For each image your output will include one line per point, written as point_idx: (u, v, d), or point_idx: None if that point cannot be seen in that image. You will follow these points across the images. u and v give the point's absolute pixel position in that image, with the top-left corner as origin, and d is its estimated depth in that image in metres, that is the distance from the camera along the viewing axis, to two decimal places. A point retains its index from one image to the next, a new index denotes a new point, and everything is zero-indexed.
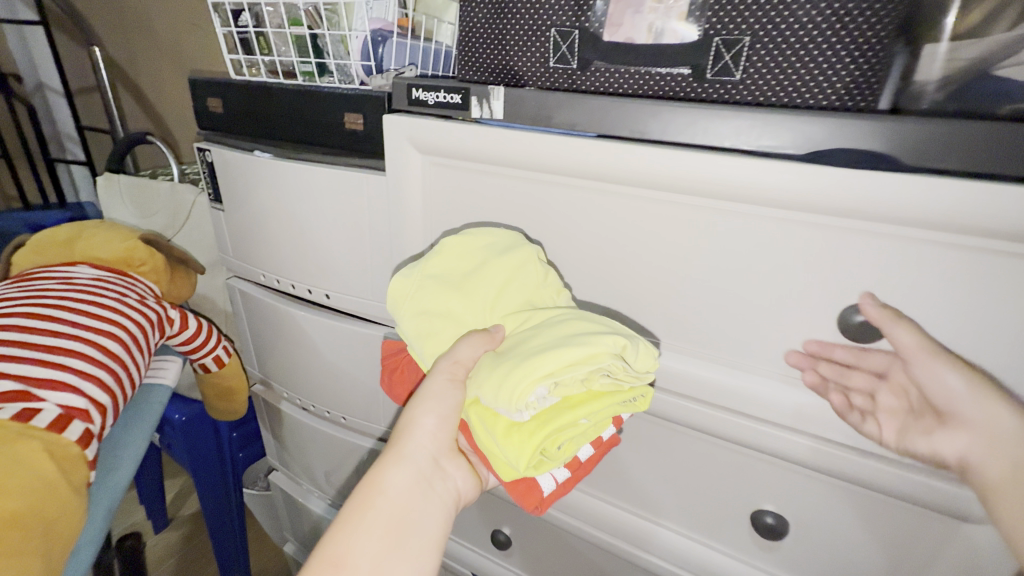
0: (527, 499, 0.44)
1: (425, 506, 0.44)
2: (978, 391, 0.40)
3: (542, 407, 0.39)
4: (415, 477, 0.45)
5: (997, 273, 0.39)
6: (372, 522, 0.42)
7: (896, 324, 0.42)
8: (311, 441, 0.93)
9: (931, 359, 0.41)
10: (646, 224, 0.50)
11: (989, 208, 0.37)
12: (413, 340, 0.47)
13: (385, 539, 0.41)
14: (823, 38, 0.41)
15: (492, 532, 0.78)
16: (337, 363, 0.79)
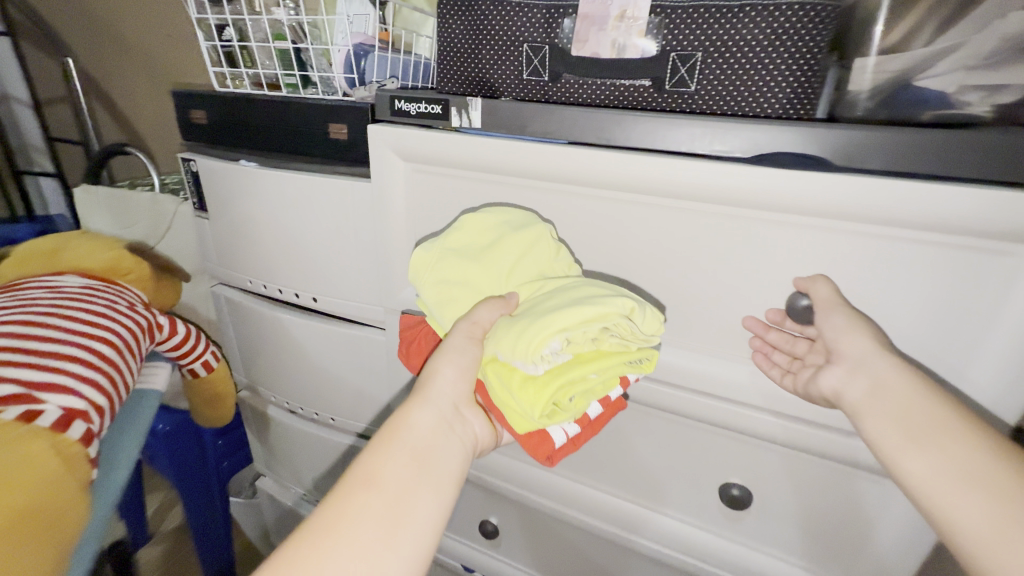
0: (537, 452, 0.46)
1: (449, 446, 0.41)
2: (853, 324, 0.45)
3: (553, 361, 0.43)
4: (438, 418, 0.43)
5: (917, 259, 0.45)
6: (397, 453, 0.39)
7: (817, 283, 0.48)
8: (299, 444, 0.94)
9: (830, 305, 0.46)
10: (615, 223, 0.55)
11: (910, 202, 0.42)
12: (434, 307, 0.51)
13: (410, 471, 0.38)
14: (765, 53, 0.46)
15: (480, 522, 0.81)
16: (325, 366, 0.82)
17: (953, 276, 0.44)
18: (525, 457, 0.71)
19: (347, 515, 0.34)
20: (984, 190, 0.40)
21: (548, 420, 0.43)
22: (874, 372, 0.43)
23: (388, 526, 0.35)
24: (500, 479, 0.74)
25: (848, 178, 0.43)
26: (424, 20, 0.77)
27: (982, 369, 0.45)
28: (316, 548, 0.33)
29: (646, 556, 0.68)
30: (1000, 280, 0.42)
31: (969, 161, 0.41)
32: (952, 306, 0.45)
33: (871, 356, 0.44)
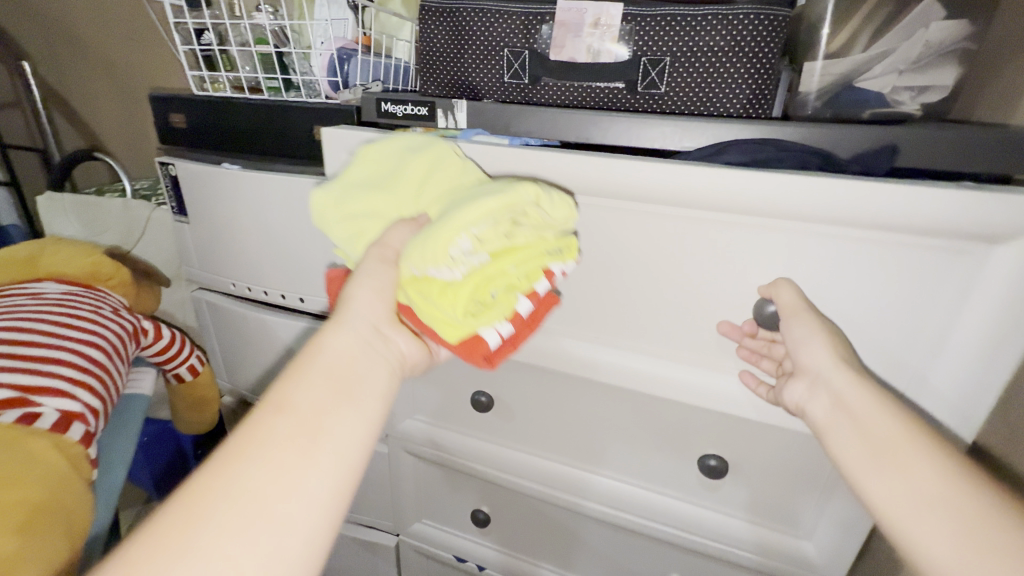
0: (472, 357, 0.42)
1: (371, 363, 0.38)
2: (813, 337, 0.44)
3: (469, 263, 0.40)
4: (360, 341, 0.39)
5: (884, 259, 0.44)
6: (313, 374, 0.35)
7: (776, 287, 0.47)
8: None
9: (794, 316, 0.46)
10: (581, 226, 0.53)
11: (871, 203, 0.41)
12: (345, 244, 0.46)
13: (327, 394, 0.34)
14: (727, 58, 0.50)
15: (471, 512, 0.83)
16: None
17: (915, 275, 0.43)
18: (512, 444, 0.72)
19: (253, 443, 0.31)
20: (930, 191, 0.39)
21: (475, 321, 0.41)
22: (833, 390, 0.42)
23: (303, 450, 0.31)
24: (487, 467, 0.75)
25: (796, 179, 0.42)
26: (403, 25, 0.79)
27: (944, 372, 0.45)
28: (216, 483, 0.29)
29: (632, 534, 0.71)
30: (961, 279, 0.42)
31: (903, 155, 0.47)
32: (917, 306, 0.44)
33: (833, 375, 0.43)
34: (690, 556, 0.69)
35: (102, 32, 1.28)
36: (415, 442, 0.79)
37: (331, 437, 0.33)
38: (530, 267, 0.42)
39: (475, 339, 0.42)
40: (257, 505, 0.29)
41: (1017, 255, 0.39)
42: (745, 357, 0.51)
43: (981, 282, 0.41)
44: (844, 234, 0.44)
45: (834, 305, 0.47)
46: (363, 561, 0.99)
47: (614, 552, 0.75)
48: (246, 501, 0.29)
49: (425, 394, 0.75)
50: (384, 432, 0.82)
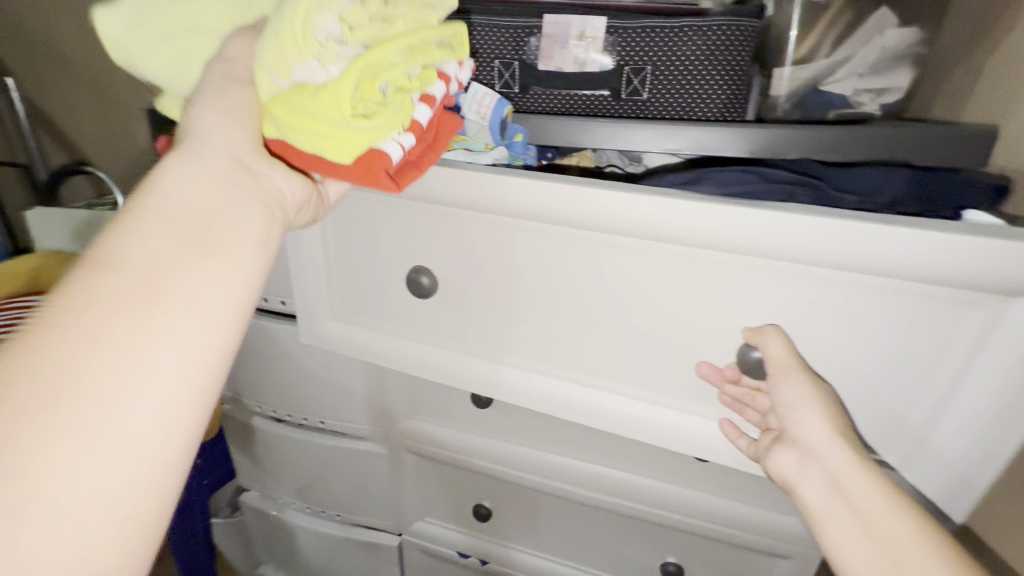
0: (376, 180, 0.39)
1: (240, 211, 0.35)
2: (815, 408, 0.38)
3: (344, 56, 0.36)
4: (208, 173, 0.35)
5: (916, 307, 0.35)
6: (159, 222, 0.31)
7: (763, 336, 0.39)
8: (287, 452, 0.95)
9: (793, 377, 0.38)
10: (536, 264, 0.46)
11: (866, 244, 0.33)
12: (169, 79, 0.40)
13: (180, 244, 0.31)
14: (703, 67, 0.54)
15: (473, 507, 0.85)
16: (311, 370, 0.83)
17: (945, 320, 0.35)
18: (512, 437, 0.74)
19: (82, 297, 0.28)
20: (966, 238, 0.31)
21: (369, 131, 0.37)
22: (829, 469, 0.37)
23: (152, 304, 0.29)
24: (488, 461, 0.77)
25: (763, 214, 0.35)
26: None
27: (944, 442, 0.37)
28: (40, 341, 0.26)
29: (630, 518, 0.73)
30: (971, 335, 0.34)
31: (865, 154, 0.51)
32: (926, 363, 0.36)
33: (837, 459, 0.37)
34: (688, 535, 0.72)
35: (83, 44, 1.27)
36: (417, 440, 0.81)
37: (191, 286, 0.31)
38: (416, 58, 0.40)
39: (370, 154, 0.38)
40: (101, 356, 0.27)
41: None
42: (725, 406, 0.44)
43: (997, 340, 0.33)
44: (878, 272, 0.34)
45: (844, 355, 0.38)
46: (367, 562, 1.00)
47: (612, 538, 0.77)
48: (85, 354, 0.27)
49: (425, 393, 0.77)
50: (386, 432, 0.84)
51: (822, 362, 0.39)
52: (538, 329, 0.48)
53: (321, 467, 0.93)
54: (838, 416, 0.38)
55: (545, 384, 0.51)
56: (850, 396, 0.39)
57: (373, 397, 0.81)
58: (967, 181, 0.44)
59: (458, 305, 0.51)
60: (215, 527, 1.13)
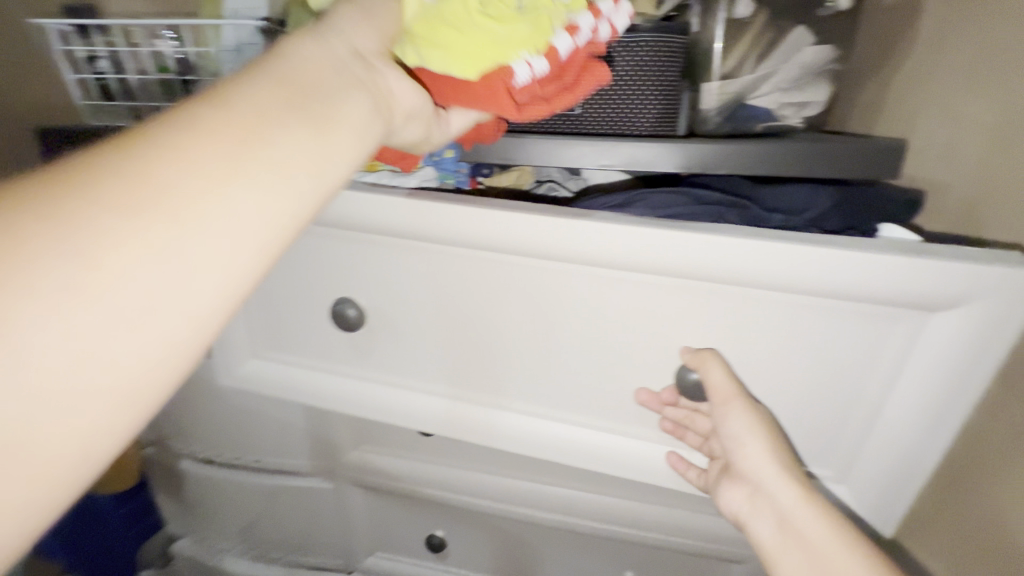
0: (495, 97, 0.35)
1: (342, 107, 0.28)
2: (758, 434, 0.39)
3: None
4: (228, 127, 0.24)
5: (843, 325, 0.35)
6: (233, 126, 0.25)
7: (705, 364, 0.38)
8: (221, 495, 0.87)
9: (735, 404, 0.38)
10: (470, 292, 0.43)
11: (791, 265, 0.33)
12: None
13: (100, 158, 0.22)
14: (632, 82, 0.54)
15: (425, 537, 0.81)
16: (242, 406, 0.77)
17: (872, 336, 0.35)
18: (462, 462, 0.71)
19: (146, 220, 0.22)
20: (885, 257, 0.32)
21: (502, 48, 0.33)
22: (781, 507, 0.38)
23: (235, 228, 0.24)
24: (439, 489, 0.74)
25: (698, 237, 0.34)
26: None
27: (875, 449, 0.38)
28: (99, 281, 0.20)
29: (587, 536, 0.72)
30: (895, 348, 0.35)
31: (789, 168, 0.53)
32: (855, 376, 0.37)
33: (785, 490, 0.37)
34: (644, 548, 0.71)
35: None
36: (362, 472, 0.76)
37: (114, 221, 0.21)
38: None
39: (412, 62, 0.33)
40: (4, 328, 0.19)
41: (955, 325, 0.32)
42: (669, 431, 0.44)
43: (917, 353, 0.34)
44: (806, 292, 0.34)
45: (780, 373, 0.38)
46: None
47: (571, 558, 0.76)
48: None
49: (369, 423, 0.72)
50: (328, 466, 0.78)
51: (759, 381, 0.39)
52: (481, 360, 0.46)
53: (259, 507, 0.87)
54: (782, 444, 0.39)
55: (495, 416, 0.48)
56: (790, 412, 0.39)
57: (312, 430, 0.76)
58: (881, 193, 0.45)
59: (395, 337, 0.48)
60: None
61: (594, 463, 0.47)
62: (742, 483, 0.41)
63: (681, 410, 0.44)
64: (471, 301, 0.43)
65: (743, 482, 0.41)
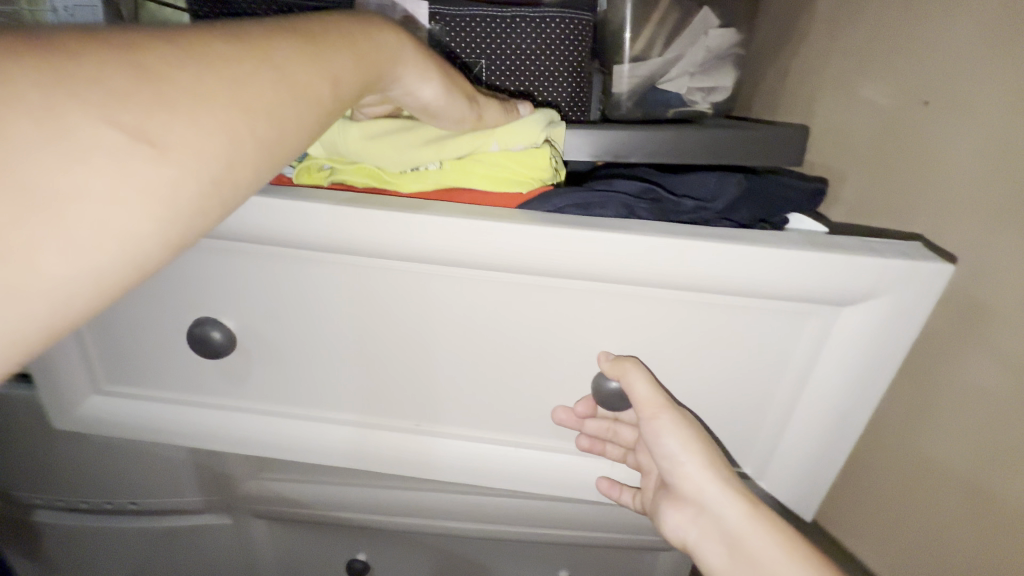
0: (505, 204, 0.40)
1: (351, 63, 0.30)
2: (691, 447, 0.35)
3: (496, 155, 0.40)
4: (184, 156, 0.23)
5: (757, 324, 0.34)
6: (258, 53, 0.26)
7: (626, 375, 0.35)
8: (92, 545, 0.74)
9: (660, 413, 0.35)
10: (370, 304, 0.38)
11: (694, 261, 0.31)
12: None
13: (266, 65, 0.26)
14: (538, 62, 0.50)
15: (346, 562, 0.74)
16: (106, 442, 0.65)
17: (784, 332, 0.34)
18: (382, 480, 0.65)
19: (177, 106, 0.22)
20: (788, 252, 0.30)
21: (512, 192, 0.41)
22: (726, 528, 0.35)
23: (217, 169, 0.25)
24: (358, 511, 0.67)
25: (600, 238, 0.31)
26: None
27: (790, 442, 0.38)
28: (127, 168, 0.21)
29: (519, 542, 0.69)
30: (806, 343, 0.34)
31: (699, 154, 0.51)
32: (771, 374, 0.36)
33: (721, 502, 0.35)
34: (575, 547, 0.69)
35: None
36: (264, 502, 0.67)
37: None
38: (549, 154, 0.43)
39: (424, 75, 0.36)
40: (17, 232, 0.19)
41: (862, 319, 0.32)
42: (588, 449, 0.43)
43: (827, 346, 0.34)
44: (714, 291, 0.32)
45: (693, 371, 0.37)
46: None
47: (500, 564, 0.73)
48: None
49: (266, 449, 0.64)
50: (225, 500, 0.68)
51: (677, 382, 0.37)
52: (389, 378, 0.42)
53: (145, 553, 0.74)
54: (717, 456, 0.36)
55: (412, 437, 0.45)
56: (709, 410, 0.38)
57: (200, 462, 0.65)
58: (784, 183, 0.45)
59: (287, 359, 0.42)
60: None
61: (518, 480, 0.45)
62: (681, 503, 0.38)
63: (604, 424, 0.43)
64: (373, 316, 0.38)
65: (685, 503, 0.38)
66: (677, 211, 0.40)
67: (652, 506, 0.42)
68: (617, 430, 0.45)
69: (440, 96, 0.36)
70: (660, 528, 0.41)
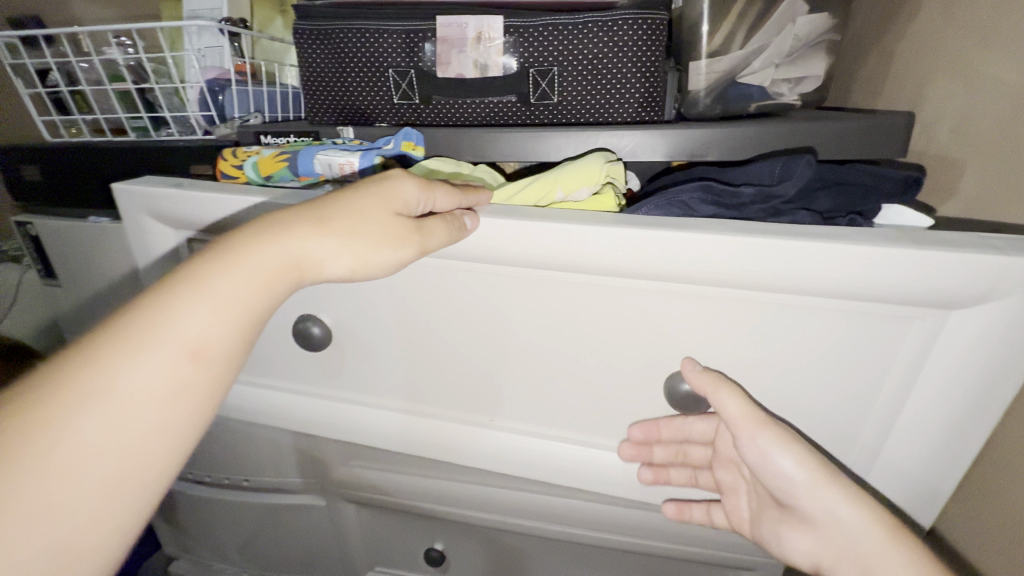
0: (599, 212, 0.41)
1: (206, 331, 0.30)
2: (802, 462, 0.34)
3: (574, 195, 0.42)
4: (119, 431, 0.27)
5: (857, 328, 0.31)
6: (144, 353, 0.28)
7: (717, 394, 0.35)
8: (215, 516, 0.85)
9: (758, 429, 0.34)
10: (455, 312, 0.41)
11: (789, 264, 0.30)
12: None
13: (77, 413, 0.26)
14: (611, 65, 0.50)
15: (425, 551, 0.78)
16: (226, 422, 0.74)
17: (886, 338, 0.31)
18: (459, 474, 0.68)
19: (96, 411, 0.26)
20: (892, 249, 0.28)
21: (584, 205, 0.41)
22: (855, 546, 0.33)
23: (153, 431, 0.28)
24: (438, 504, 0.70)
25: (683, 236, 0.31)
26: (288, 48, 0.73)
27: (902, 455, 0.34)
28: (64, 472, 0.25)
29: (591, 546, 0.68)
30: (913, 350, 0.31)
31: (786, 149, 0.49)
32: (870, 378, 0.33)
33: (855, 525, 0.33)
34: (650, 557, 0.68)
35: None
36: (354, 488, 0.73)
37: None
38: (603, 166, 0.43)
39: (301, 262, 0.33)
40: None
41: (991, 320, 0.28)
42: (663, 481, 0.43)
43: (940, 350, 0.30)
44: (802, 292, 0.31)
45: (777, 376, 0.35)
46: None
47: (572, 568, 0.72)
48: None
49: None
50: (320, 482, 0.76)
51: (762, 387, 0.36)
52: (469, 378, 0.44)
53: (256, 527, 0.84)
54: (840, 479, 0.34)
55: (496, 434, 0.47)
56: (800, 417, 0.36)
57: (300, 447, 0.73)
58: (874, 171, 0.42)
59: (376, 354, 0.46)
60: None
61: (594, 479, 0.45)
62: (805, 525, 0.37)
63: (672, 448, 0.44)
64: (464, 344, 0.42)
65: (807, 526, 0.36)
66: (741, 204, 0.38)
67: (765, 532, 0.41)
68: (688, 452, 0.45)
69: (351, 266, 0.34)
70: (782, 551, 0.39)
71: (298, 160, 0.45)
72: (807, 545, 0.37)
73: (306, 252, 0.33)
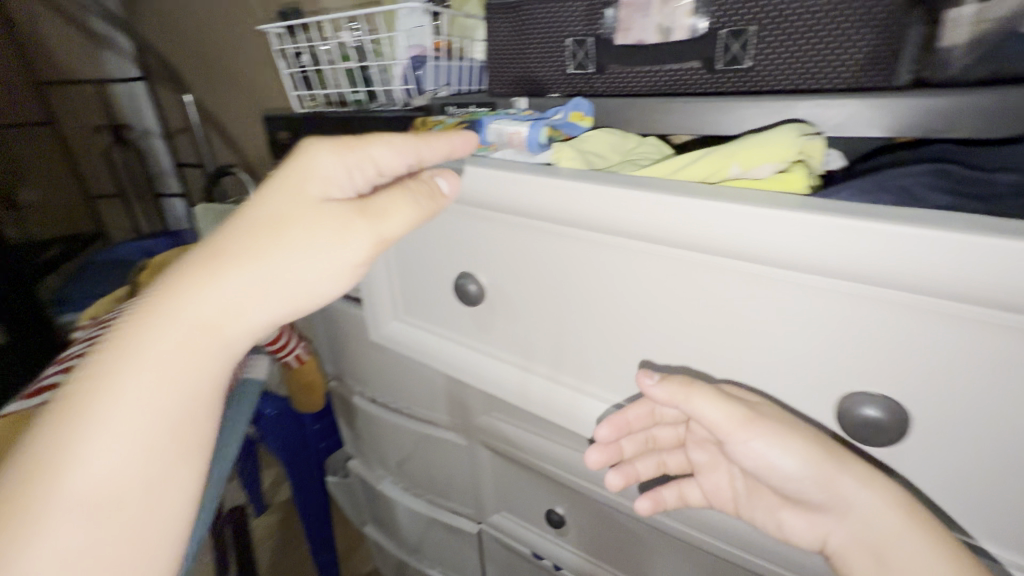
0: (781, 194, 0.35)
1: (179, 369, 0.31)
2: (801, 455, 0.35)
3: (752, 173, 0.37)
4: (111, 461, 0.29)
5: None
6: (123, 389, 0.30)
7: (690, 399, 0.36)
8: (382, 432, 1.02)
9: (743, 425, 0.35)
10: (607, 282, 0.42)
11: None
12: None
13: (70, 448, 0.28)
14: (829, 18, 0.41)
15: (547, 511, 0.82)
16: (396, 356, 0.87)
17: None
18: (587, 449, 0.69)
19: (86, 446, 0.29)
20: None
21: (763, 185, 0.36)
22: None
23: (147, 455, 0.30)
24: (564, 471, 0.73)
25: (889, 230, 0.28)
26: (479, 23, 0.78)
27: None
28: (62, 504, 0.28)
29: (719, 561, 0.63)
30: None
31: None
32: None
33: (869, 510, 0.33)
34: None
35: (225, 51, 1.45)
36: (491, 437, 0.80)
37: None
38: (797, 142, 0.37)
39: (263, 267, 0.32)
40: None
41: None
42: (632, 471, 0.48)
43: None
44: None
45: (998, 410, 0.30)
46: (455, 543, 1.04)
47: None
48: None
49: None
50: (463, 425, 0.84)
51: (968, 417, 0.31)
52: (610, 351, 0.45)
53: (409, 450, 0.99)
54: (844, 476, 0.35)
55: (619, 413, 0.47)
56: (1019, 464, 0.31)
57: (451, 390, 0.82)
58: None
59: (524, 318, 0.49)
60: (331, 484, 1.29)
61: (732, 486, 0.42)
62: (803, 506, 0.38)
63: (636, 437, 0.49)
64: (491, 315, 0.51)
65: (817, 511, 0.37)
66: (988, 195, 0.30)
67: (744, 509, 0.43)
68: (654, 435, 0.51)
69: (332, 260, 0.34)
70: (777, 530, 0.40)
71: (474, 129, 0.48)
72: (810, 527, 0.38)
73: (265, 258, 0.32)
